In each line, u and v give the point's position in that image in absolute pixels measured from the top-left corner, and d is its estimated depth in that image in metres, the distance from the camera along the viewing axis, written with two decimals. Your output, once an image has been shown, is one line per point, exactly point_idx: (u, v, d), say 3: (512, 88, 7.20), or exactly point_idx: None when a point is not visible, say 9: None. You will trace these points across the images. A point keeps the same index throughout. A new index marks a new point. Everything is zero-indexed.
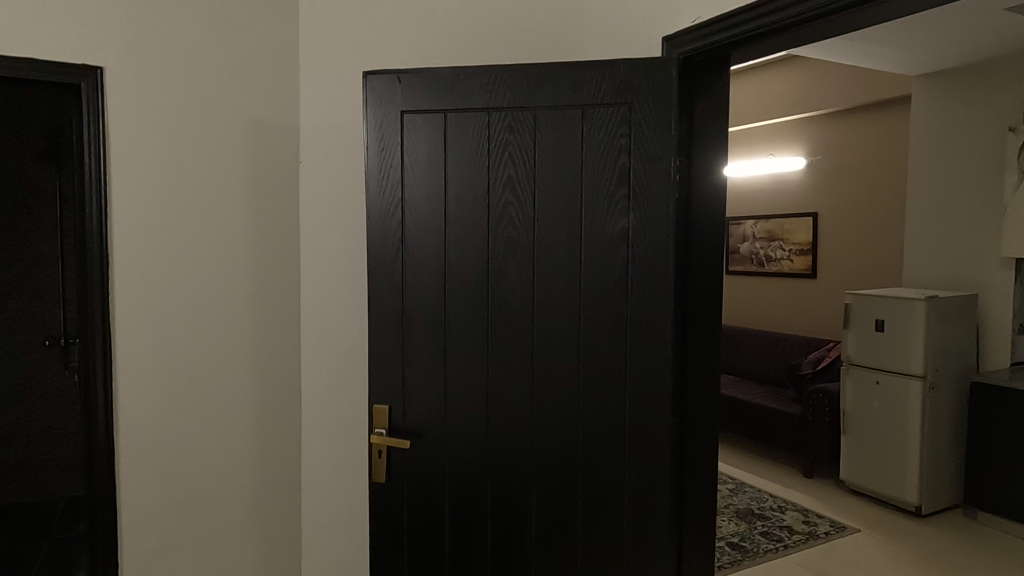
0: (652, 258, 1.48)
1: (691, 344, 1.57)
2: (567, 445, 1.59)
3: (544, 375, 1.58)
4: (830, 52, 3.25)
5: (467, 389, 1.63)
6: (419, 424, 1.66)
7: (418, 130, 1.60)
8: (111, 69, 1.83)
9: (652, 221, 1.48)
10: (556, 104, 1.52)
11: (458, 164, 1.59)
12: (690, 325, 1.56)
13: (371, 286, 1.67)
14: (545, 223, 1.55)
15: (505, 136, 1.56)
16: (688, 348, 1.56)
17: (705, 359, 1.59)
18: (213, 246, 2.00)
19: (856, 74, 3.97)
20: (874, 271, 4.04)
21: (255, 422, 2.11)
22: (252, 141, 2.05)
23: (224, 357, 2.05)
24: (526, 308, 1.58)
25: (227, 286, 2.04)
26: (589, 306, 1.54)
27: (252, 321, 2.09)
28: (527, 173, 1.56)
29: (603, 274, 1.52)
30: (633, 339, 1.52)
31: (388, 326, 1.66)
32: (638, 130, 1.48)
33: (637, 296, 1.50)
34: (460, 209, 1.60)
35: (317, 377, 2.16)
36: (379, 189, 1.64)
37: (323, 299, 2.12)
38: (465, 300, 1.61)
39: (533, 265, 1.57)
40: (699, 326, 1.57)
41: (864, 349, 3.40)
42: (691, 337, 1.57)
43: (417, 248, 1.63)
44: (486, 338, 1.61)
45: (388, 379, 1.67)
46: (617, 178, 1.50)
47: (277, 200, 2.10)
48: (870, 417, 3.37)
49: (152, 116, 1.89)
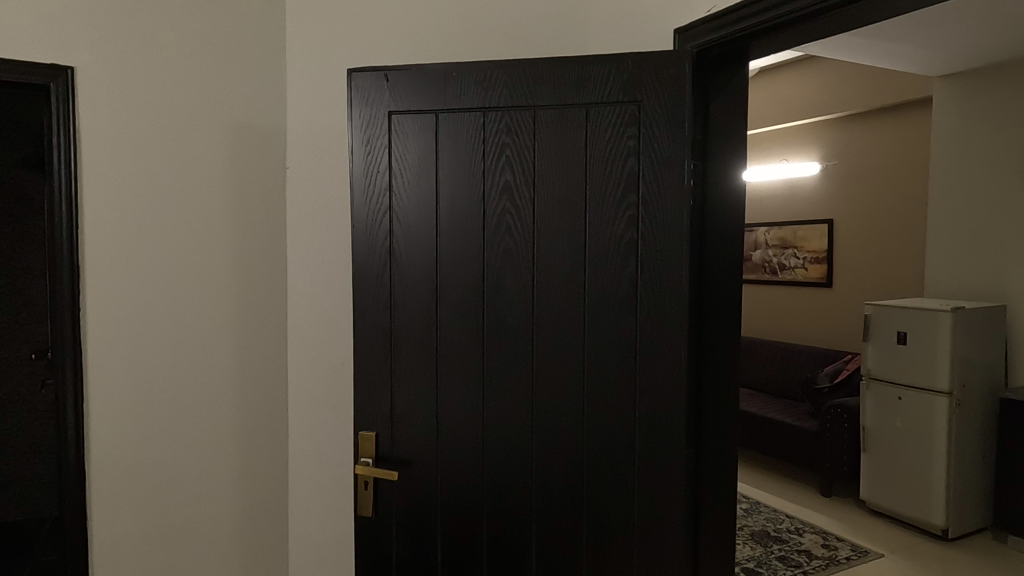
0: (664, 272, 1.34)
1: (708, 366, 1.42)
2: (572, 479, 1.44)
3: (545, 400, 1.44)
4: (848, 52, 3.11)
5: (462, 414, 1.49)
6: (409, 453, 1.52)
7: (408, 133, 1.47)
8: (83, 69, 1.71)
9: (664, 230, 1.34)
10: (558, 103, 1.39)
11: (451, 168, 1.46)
12: (706, 346, 1.41)
13: (356, 303, 1.53)
14: (545, 233, 1.42)
15: (502, 139, 1.43)
16: (705, 370, 1.42)
17: (722, 383, 1.44)
18: (193, 259, 1.88)
19: (874, 77, 3.83)
20: (893, 281, 3.87)
21: (240, 445, 1.98)
22: (235, 147, 1.92)
23: (206, 376, 1.92)
24: (525, 328, 1.44)
25: (209, 301, 1.91)
26: (594, 325, 1.40)
27: (235, 339, 1.96)
28: (527, 178, 1.42)
29: (611, 289, 1.38)
30: (643, 361, 1.37)
31: (375, 347, 1.53)
32: (649, 130, 1.34)
33: (647, 312, 1.36)
34: (454, 218, 1.46)
35: (305, 397, 2.02)
36: (365, 197, 1.50)
37: (310, 314, 1.99)
38: (458, 318, 1.48)
39: (533, 278, 1.43)
40: (717, 347, 1.43)
41: (885, 363, 3.24)
42: (708, 359, 1.42)
43: (406, 260, 1.49)
44: (482, 359, 1.47)
45: (375, 404, 1.53)
46: (626, 184, 1.36)
47: (263, 209, 1.98)
48: (893, 435, 3.20)
49: (128, 119, 1.77)
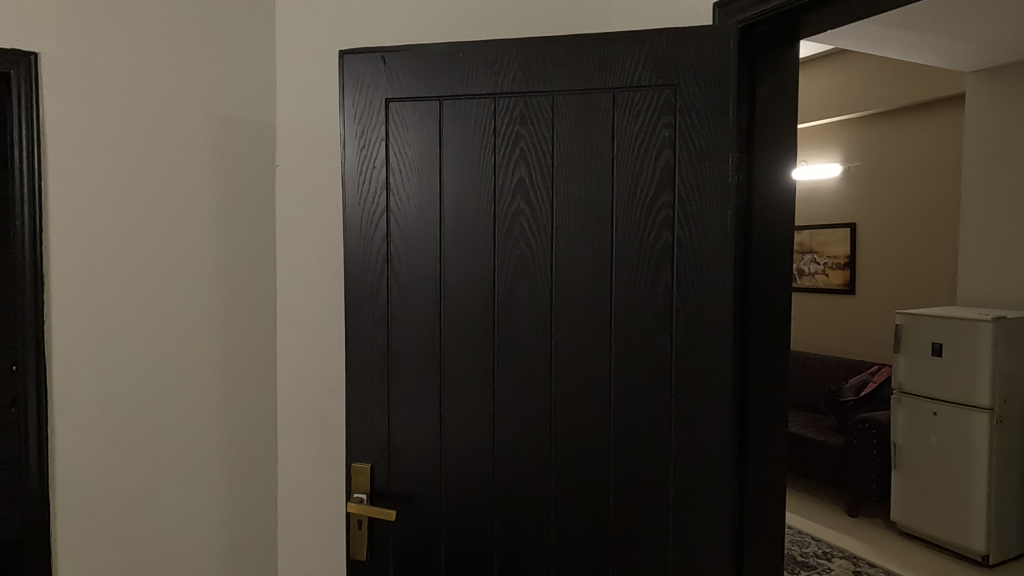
0: (704, 283, 1.16)
1: (755, 391, 1.23)
2: (596, 521, 1.25)
3: (565, 428, 1.26)
4: (878, 46, 2.94)
5: (469, 445, 1.31)
6: (409, 487, 1.34)
7: (408, 122, 1.29)
8: (49, 55, 1.49)
9: (705, 235, 1.15)
10: (580, 88, 1.21)
11: (457, 164, 1.27)
12: (752, 371, 1.23)
13: (349, 317, 1.35)
14: (565, 236, 1.23)
15: (516, 129, 1.24)
16: (750, 397, 1.23)
17: (768, 411, 1.25)
18: (173, 269, 1.68)
19: (900, 74, 3.66)
20: (920, 288, 3.68)
21: (224, 472, 1.80)
22: (219, 145, 1.74)
23: (189, 400, 1.73)
24: (542, 348, 1.26)
25: (192, 316, 1.72)
26: (622, 344, 1.21)
27: (219, 357, 1.78)
28: (544, 174, 1.24)
29: (641, 303, 1.20)
30: (677, 386, 1.19)
31: (370, 367, 1.34)
32: (687, 118, 1.15)
33: (685, 328, 1.18)
34: (460, 220, 1.28)
35: (296, 418, 1.86)
36: (359, 196, 1.32)
37: (302, 326, 1.83)
38: (464, 333, 1.29)
39: (551, 287, 1.25)
40: (764, 370, 1.24)
41: (917, 376, 3.04)
42: (753, 383, 1.23)
43: (406, 269, 1.31)
44: (492, 383, 1.29)
45: (371, 432, 1.35)
46: (659, 179, 1.17)
47: (250, 214, 1.80)
48: (926, 453, 3.00)
49: (101, 111, 1.56)
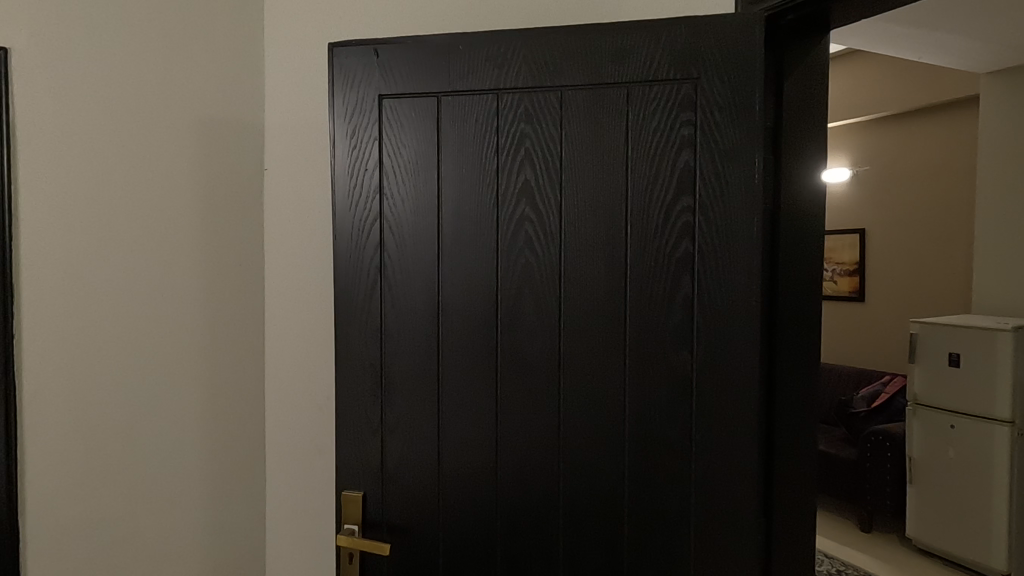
0: (727, 296, 1.06)
1: (783, 412, 1.13)
2: (608, 557, 1.14)
3: (574, 453, 1.15)
4: (890, 46, 2.85)
5: (470, 471, 1.20)
6: (404, 517, 1.23)
7: (403, 120, 1.19)
8: (20, 51, 1.32)
9: (728, 244, 1.06)
10: (591, 82, 1.11)
11: (456, 165, 1.17)
12: (779, 391, 1.12)
13: (338, 332, 1.24)
14: (574, 244, 1.13)
15: (521, 128, 1.14)
16: (777, 419, 1.13)
17: (795, 435, 1.15)
18: (155, 281, 1.54)
19: (912, 76, 3.58)
20: (932, 296, 3.59)
21: (210, 496, 1.68)
22: (203, 147, 1.62)
23: (172, 423, 1.60)
24: (549, 367, 1.15)
25: (175, 332, 1.59)
26: (636, 362, 1.11)
27: (204, 374, 1.65)
28: (551, 176, 1.13)
29: (658, 318, 1.09)
30: (698, 408, 1.09)
31: (362, 386, 1.24)
32: (709, 115, 1.05)
33: (710, 344, 1.07)
34: (459, 226, 1.18)
35: (286, 437, 1.75)
36: (350, 200, 1.22)
37: (292, 340, 1.73)
38: (464, 350, 1.19)
39: (559, 300, 1.14)
40: (792, 390, 1.13)
41: (933, 388, 2.93)
42: (780, 404, 1.13)
43: (401, 280, 1.21)
44: (495, 404, 1.18)
45: (363, 457, 1.24)
46: (678, 182, 1.07)
47: (236, 221, 1.69)
48: (943, 467, 2.89)
49: (76, 108, 1.40)
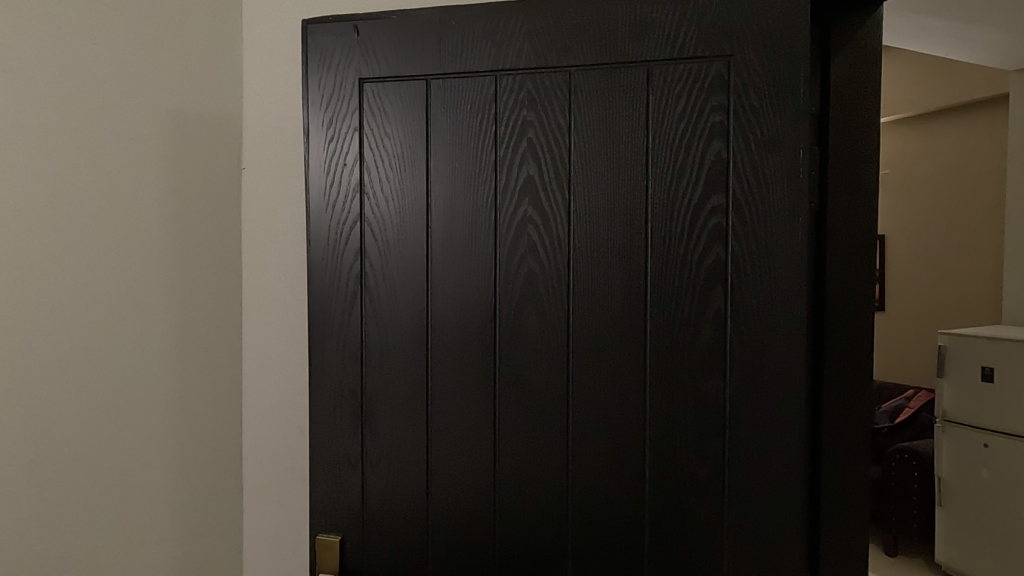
0: (765, 312, 0.90)
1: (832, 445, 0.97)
2: None
3: (585, 493, 0.98)
4: (928, 38, 2.65)
5: (462, 514, 1.03)
6: (389, 565, 1.07)
7: (386, 107, 1.04)
8: None
9: (767, 250, 0.90)
10: (604, 60, 0.95)
11: (448, 159, 1.01)
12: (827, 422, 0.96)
13: (312, 350, 1.09)
14: (583, 250, 0.97)
15: (522, 114, 0.98)
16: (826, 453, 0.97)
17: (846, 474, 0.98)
18: (117, 298, 1.33)
19: (942, 72, 3.43)
20: (961, 306, 3.40)
21: (181, 542, 1.46)
22: (169, 145, 1.40)
23: (138, 460, 1.38)
24: (557, 393, 0.99)
25: (139, 357, 1.37)
26: (658, 388, 0.95)
27: (174, 404, 1.43)
28: (557, 171, 0.97)
29: (683, 335, 0.93)
30: (732, 443, 0.92)
31: (340, 415, 1.08)
32: (743, 98, 0.90)
33: (744, 366, 0.91)
34: (450, 229, 1.02)
35: (262, 470, 1.53)
36: (326, 201, 1.07)
37: (269, 359, 1.52)
38: (455, 373, 1.03)
39: (566, 314, 0.98)
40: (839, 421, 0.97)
41: (963, 403, 2.76)
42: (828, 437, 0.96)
43: (383, 290, 1.05)
44: (492, 436, 1.02)
45: (342, 495, 1.08)
46: (706, 176, 0.91)
47: (206, 225, 1.47)
48: (976, 488, 2.71)
49: (32, 95, 1.20)
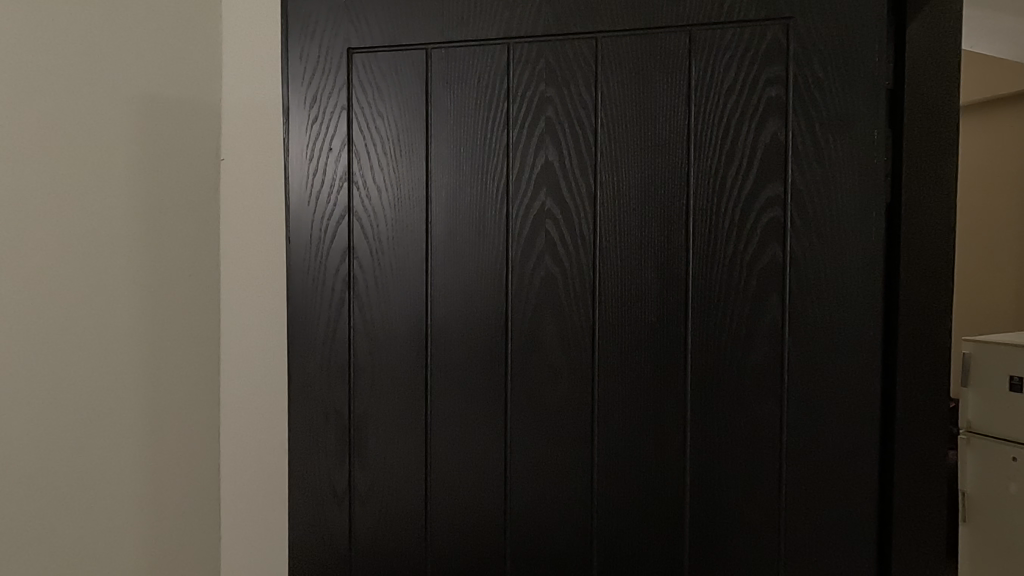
0: (826, 323, 0.76)
1: (915, 506, 0.76)
2: None
3: (609, 534, 0.84)
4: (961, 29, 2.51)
5: (464, 557, 0.88)
6: None
7: (378, 82, 0.89)
8: None
9: (834, 251, 0.76)
10: (638, 25, 0.81)
11: (451, 143, 0.87)
12: (896, 471, 0.75)
13: (292, 366, 0.94)
14: (610, 248, 0.82)
15: (539, 89, 0.84)
16: (896, 513, 0.75)
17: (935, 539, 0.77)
18: (88, 306, 1.12)
19: (970, 67, 3.28)
20: (997, 312, 3.22)
21: None
22: (145, 129, 1.20)
23: (111, 496, 1.16)
24: (578, 417, 0.84)
25: (113, 373, 1.16)
26: (700, 412, 0.80)
27: (150, 429, 1.23)
28: (579, 156, 0.83)
29: (729, 349, 0.79)
30: (786, 477, 0.78)
31: (323, 440, 0.93)
32: (803, 68, 0.76)
33: (800, 387, 0.77)
34: (453, 224, 0.87)
35: (248, 499, 1.33)
36: (308, 191, 0.92)
37: (254, 375, 1.32)
38: (458, 391, 0.88)
39: (591, 325, 0.83)
40: (919, 473, 0.76)
41: (989, 415, 2.61)
42: (902, 495, 0.75)
43: (375, 295, 0.90)
44: (502, 468, 0.87)
45: (330, 535, 0.94)
46: (757, 162, 0.77)
47: (184, 222, 1.27)
48: (1005, 503, 2.56)
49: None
